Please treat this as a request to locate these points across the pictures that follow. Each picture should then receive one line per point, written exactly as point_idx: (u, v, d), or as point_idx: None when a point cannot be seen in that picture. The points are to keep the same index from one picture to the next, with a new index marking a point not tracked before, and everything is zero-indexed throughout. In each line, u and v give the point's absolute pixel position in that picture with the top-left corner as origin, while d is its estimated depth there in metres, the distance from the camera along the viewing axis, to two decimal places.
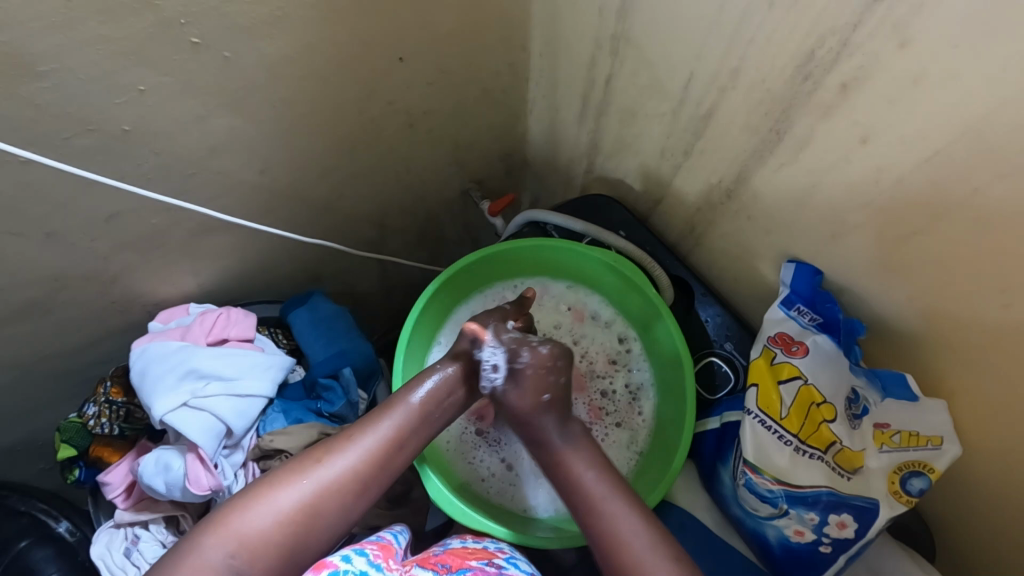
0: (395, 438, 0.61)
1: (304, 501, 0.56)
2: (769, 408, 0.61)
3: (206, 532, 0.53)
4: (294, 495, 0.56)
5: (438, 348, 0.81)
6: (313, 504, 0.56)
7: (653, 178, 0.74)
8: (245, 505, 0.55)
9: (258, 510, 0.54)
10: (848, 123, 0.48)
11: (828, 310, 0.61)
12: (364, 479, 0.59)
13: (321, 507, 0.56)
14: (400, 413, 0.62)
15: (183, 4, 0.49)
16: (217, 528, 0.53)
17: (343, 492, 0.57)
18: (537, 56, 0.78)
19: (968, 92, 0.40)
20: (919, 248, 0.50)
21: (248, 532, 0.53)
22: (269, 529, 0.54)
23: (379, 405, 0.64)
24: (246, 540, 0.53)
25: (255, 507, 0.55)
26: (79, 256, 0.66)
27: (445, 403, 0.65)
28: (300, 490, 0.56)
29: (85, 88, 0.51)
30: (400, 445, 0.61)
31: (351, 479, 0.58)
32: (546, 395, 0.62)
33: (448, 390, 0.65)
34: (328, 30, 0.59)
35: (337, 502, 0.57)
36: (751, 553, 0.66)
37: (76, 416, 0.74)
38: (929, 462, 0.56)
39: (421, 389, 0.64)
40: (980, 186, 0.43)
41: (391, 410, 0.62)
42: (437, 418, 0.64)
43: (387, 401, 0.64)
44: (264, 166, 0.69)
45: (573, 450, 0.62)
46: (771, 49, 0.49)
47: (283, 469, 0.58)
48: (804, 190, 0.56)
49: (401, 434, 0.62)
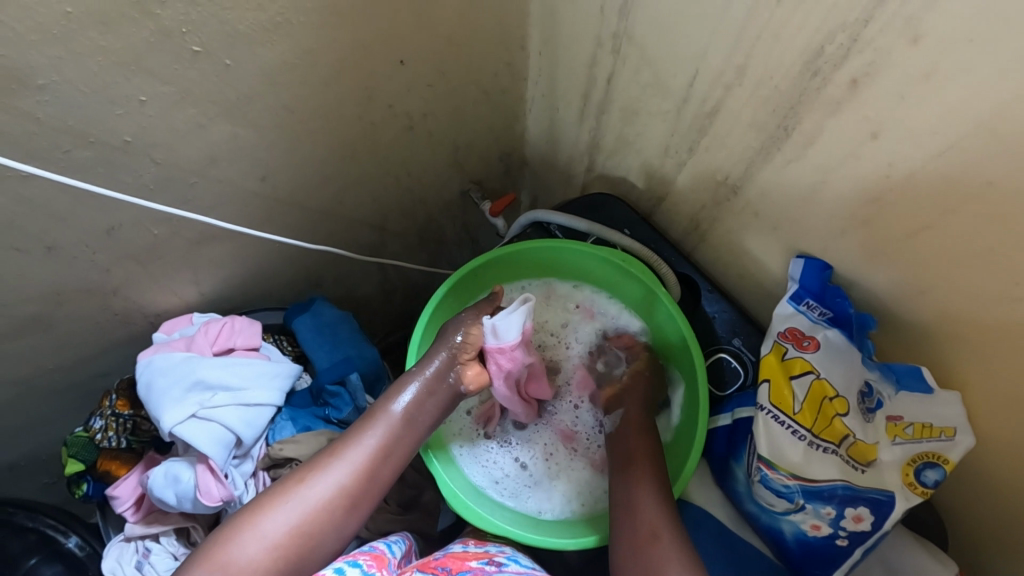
0: (379, 449, 0.63)
1: (294, 522, 0.57)
2: (782, 404, 0.61)
3: (198, 567, 0.54)
4: (283, 519, 0.57)
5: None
6: (305, 526, 0.57)
7: (656, 176, 0.74)
8: (233, 533, 0.56)
9: (247, 538, 0.55)
10: (858, 118, 0.48)
11: (838, 304, 0.61)
12: (353, 492, 0.60)
13: (315, 524, 0.58)
14: (383, 424, 0.65)
15: (183, 13, 0.49)
16: (207, 563, 0.54)
17: (331, 508, 0.59)
18: (536, 55, 0.77)
19: (978, 85, 0.40)
20: (929, 242, 0.51)
21: (243, 559, 0.54)
22: (260, 555, 0.55)
23: (362, 417, 0.66)
24: (240, 569, 0.54)
25: (244, 536, 0.55)
26: (80, 269, 0.65)
27: (426, 408, 0.68)
28: (289, 513, 0.57)
29: (85, 100, 0.51)
30: (386, 454, 0.63)
31: (340, 494, 0.60)
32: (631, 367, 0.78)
33: (427, 394, 0.68)
34: (328, 35, 0.58)
35: (328, 519, 0.58)
36: (768, 550, 0.66)
37: (83, 430, 0.74)
38: (943, 453, 0.56)
39: (398, 400, 0.66)
40: (993, 179, 0.43)
41: (371, 424, 0.64)
42: (420, 423, 0.67)
43: (367, 414, 0.66)
44: (265, 173, 0.68)
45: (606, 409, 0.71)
46: (778, 45, 0.49)
47: (272, 491, 0.59)
48: (812, 185, 0.56)
49: (384, 443, 0.64)
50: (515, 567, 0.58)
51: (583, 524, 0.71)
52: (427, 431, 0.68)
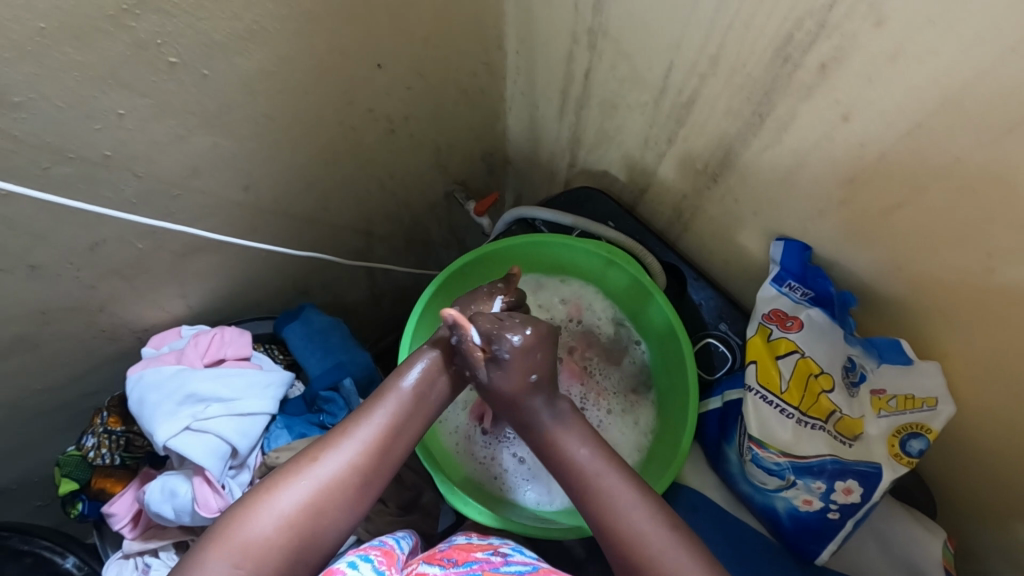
0: (389, 428, 0.62)
1: (305, 501, 0.57)
2: (769, 383, 0.63)
3: (211, 545, 0.54)
4: (295, 498, 0.57)
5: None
6: (315, 505, 0.57)
7: (637, 168, 0.76)
8: (247, 512, 0.55)
9: (259, 516, 0.55)
10: (830, 102, 0.49)
11: (820, 284, 0.63)
12: (362, 472, 0.60)
13: (325, 504, 0.57)
14: (392, 401, 0.63)
15: (157, 24, 0.49)
16: (217, 544, 0.53)
17: (341, 488, 0.58)
18: (513, 54, 0.78)
19: (941, 64, 0.41)
20: (902, 219, 0.52)
21: (251, 540, 0.54)
22: (272, 535, 0.55)
23: (372, 394, 0.65)
24: (254, 546, 0.54)
25: (257, 514, 0.55)
26: (64, 287, 0.64)
27: (438, 384, 0.66)
28: (302, 491, 0.57)
29: (64, 115, 0.50)
30: (397, 433, 0.62)
31: (349, 475, 0.59)
32: (533, 375, 0.61)
33: (440, 369, 0.67)
34: (306, 41, 0.59)
35: (338, 500, 0.58)
36: (763, 527, 0.68)
37: (76, 449, 0.73)
38: (926, 423, 0.58)
39: (410, 375, 0.65)
40: (960, 154, 0.45)
41: (381, 400, 0.63)
42: (431, 400, 0.66)
43: (380, 389, 0.65)
44: (249, 182, 0.69)
45: (562, 428, 0.61)
46: (749, 34, 0.50)
47: (281, 471, 0.59)
48: (788, 169, 0.57)
49: (396, 422, 0.63)
50: (521, 557, 0.59)
51: (582, 515, 0.72)
52: (440, 407, 0.68)
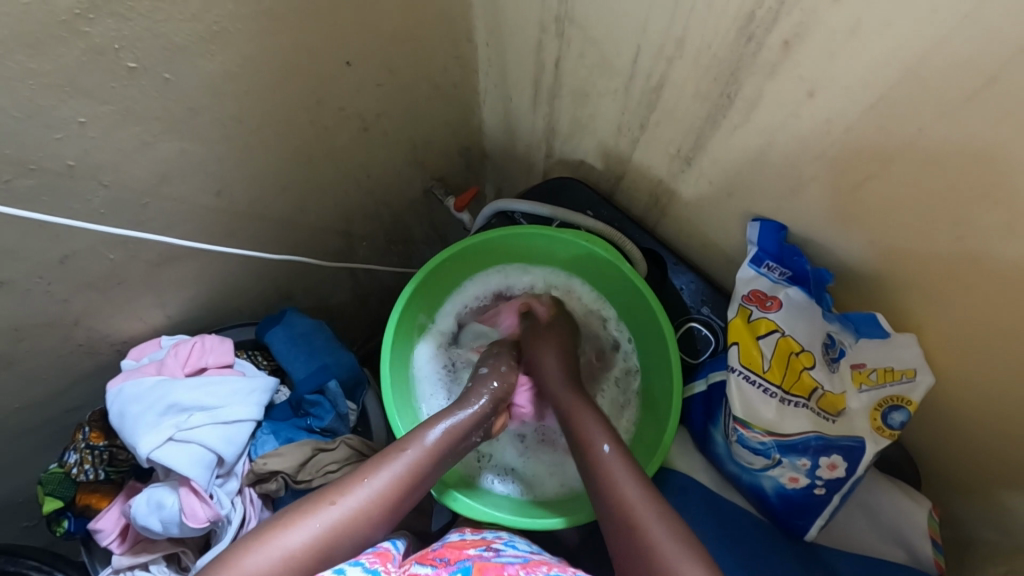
0: (408, 479, 0.63)
1: (313, 539, 0.56)
2: (752, 364, 0.63)
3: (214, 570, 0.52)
4: (304, 535, 0.56)
5: (421, 371, 0.82)
6: (323, 545, 0.56)
7: (613, 155, 0.76)
8: (252, 545, 0.54)
9: (263, 551, 0.54)
10: (794, 79, 0.49)
11: (796, 262, 0.63)
12: (371, 520, 0.59)
13: (331, 545, 0.56)
14: (416, 453, 0.64)
15: (114, 29, 0.48)
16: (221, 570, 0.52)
17: (352, 530, 0.58)
18: (483, 46, 0.78)
19: (901, 36, 0.41)
20: (872, 192, 0.53)
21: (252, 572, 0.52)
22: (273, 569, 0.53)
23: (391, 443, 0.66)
24: None
25: (262, 549, 0.54)
26: (35, 302, 0.63)
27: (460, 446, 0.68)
28: (311, 530, 0.56)
29: (22, 125, 0.49)
30: (415, 485, 0.63)
31: (361, 519, 0.59)
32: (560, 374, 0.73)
33: (462, 434, 0.69)
34: (269, 39, 0.58)
35: (346, 542, 0.57)
36: (752, 507, 0.69)
37: (58, 466, 0.72)
38: (906, 395, 0.59)
39: (434, 431, 0.66)
40: (924, 126, 0.45)
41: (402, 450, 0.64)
42: (448, 460, 0.67)
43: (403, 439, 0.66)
44: (220, 187, 0.68)
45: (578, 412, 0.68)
46: (714, 14, 0.50)
47: (294, 510, 0.58)
48: (759, 149, 0.57)
49: (415, 475, 0.63)
50: (514, 551, 0.59)
51: (567, 506, 0.74)
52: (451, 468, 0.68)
